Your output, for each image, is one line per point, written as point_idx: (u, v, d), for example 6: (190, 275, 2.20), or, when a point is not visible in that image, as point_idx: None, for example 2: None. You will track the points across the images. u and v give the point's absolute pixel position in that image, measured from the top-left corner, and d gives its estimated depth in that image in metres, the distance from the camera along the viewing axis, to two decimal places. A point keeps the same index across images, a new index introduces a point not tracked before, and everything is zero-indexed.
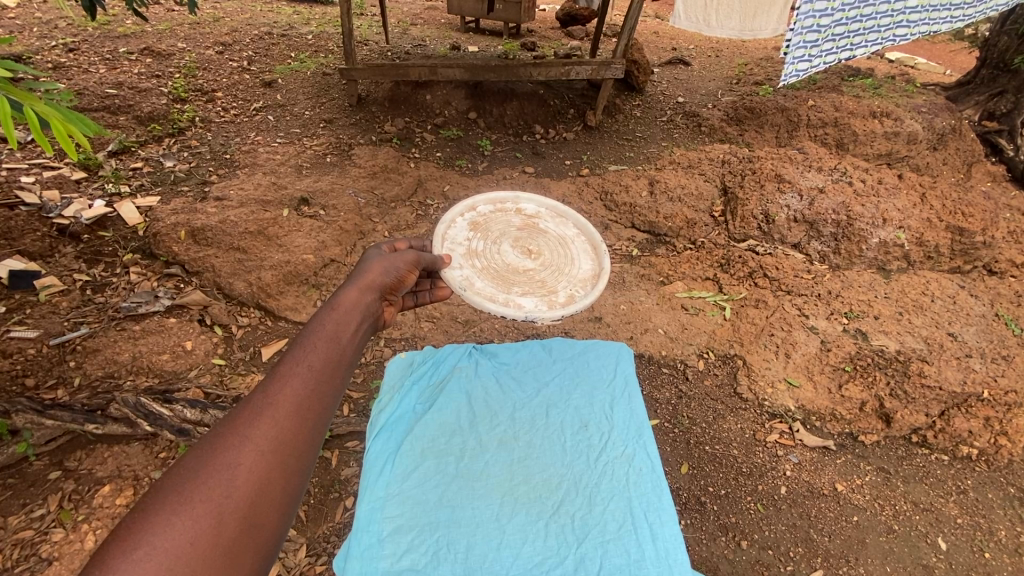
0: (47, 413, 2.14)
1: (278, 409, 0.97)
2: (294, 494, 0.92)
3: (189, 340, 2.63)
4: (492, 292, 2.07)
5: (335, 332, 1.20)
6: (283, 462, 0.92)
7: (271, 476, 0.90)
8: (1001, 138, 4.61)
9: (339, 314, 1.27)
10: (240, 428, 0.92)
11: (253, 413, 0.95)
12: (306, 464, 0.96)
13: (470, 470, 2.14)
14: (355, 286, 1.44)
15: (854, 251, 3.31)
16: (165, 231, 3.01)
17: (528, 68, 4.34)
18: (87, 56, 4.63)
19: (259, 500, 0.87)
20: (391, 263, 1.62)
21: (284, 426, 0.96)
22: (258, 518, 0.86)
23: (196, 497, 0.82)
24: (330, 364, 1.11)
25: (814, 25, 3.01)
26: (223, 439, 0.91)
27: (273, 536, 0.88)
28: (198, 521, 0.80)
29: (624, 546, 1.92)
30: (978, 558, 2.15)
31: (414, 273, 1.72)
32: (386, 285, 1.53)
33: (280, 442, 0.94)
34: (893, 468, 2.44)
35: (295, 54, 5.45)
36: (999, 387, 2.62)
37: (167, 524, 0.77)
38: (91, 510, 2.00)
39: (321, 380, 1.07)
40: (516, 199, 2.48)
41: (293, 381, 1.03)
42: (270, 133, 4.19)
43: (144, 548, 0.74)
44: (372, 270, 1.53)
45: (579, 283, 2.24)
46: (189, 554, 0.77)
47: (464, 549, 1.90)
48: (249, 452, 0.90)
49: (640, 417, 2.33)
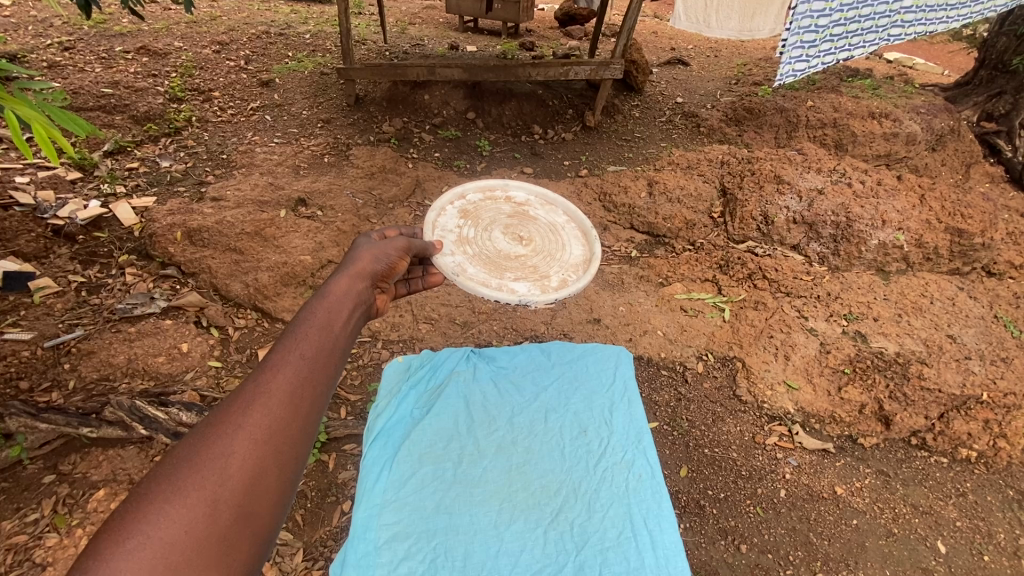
0: (41, 417, 2.10)
1: (270, 397, 0.95)
2: (289, 484, 0.91)
3: (184, 342, 2.60)
4: (483, 277, 2.05)
5: (329, 319, 1.18)
6: (278, 451, 0.91)
7: (266, 465, 0.89)
8: (1000, 139, 4.62)
9: (330, 303, 1.24)
10: (232, 417, 0.91)
11: (246, 400, 0.94)
12: (302, 451, 0.95)
13: (468, 477, 2.12)
14: (348, 273, 1.42)
15: (853, 253, 3.30)
16: (160, 232, 2.99)
17: (527, 68, 4.32)
18: (82, 55, 4.60)
19: (254, 490, 0.86)
20: (382, 252, 1.59)
21: (278, 415, 0.94)
22: (251, 507, 0.85)
23: (191, 485, 0.80)
24: (324, 351, 1.09)
25: (810, 24, 3.01)
26: (217, 427, 0.89)
27: (269, 523, 0.87)
28: (193, 511, 0.78)
29: (624, 553, 1.91)
30: (978, 562, 2.14)
31: (405, 261, 1.70)
32: (377, 274, 1.51)
33: (273, 431, 0.92)
34: (893, 471, 2.43)
35: (292, 54, 5.43)
36: (998, 390, 2.62)
37: (160, 514, 0.76)
38: (86, 515, 1.98)
39: (316, 367, 1.05)
40: (505, 187, 2.46)
41: (286, 368, 1.01)
42: (267, 134, 4.17)
43: (137, 538, 0.73)
44: (364, 257, 1.51)
45: (571, 268, 2.22)
46: (184, 543, 0.76)
47: (461, 557, 1.88)
48: (242, 440, 0.88)
49: (640, 422, 2.32)
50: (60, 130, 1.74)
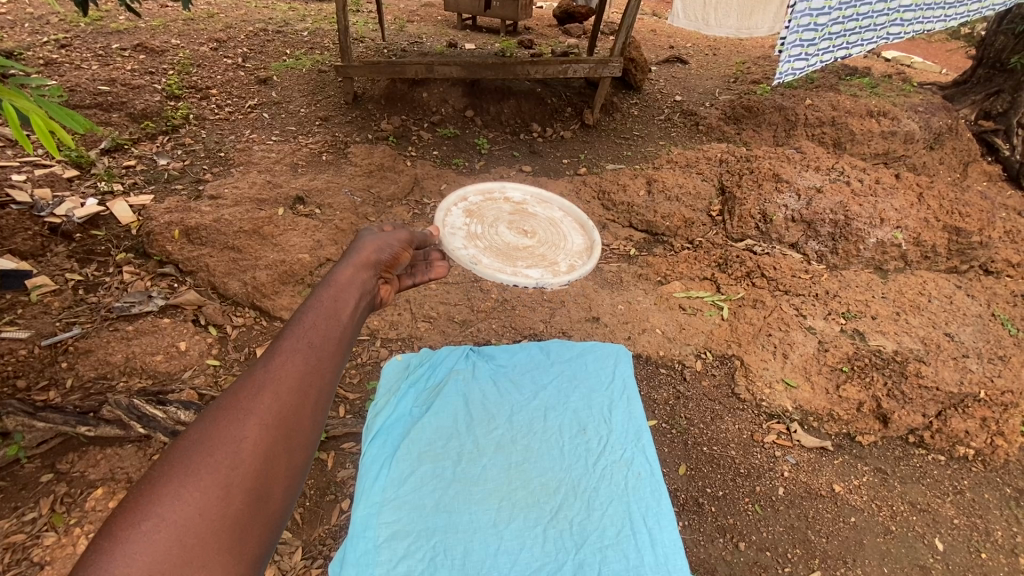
0: (39, 415, 2.10)
1: (280, 382, 0.95)
2: (299, 470, 0.91)
3: (182, 340, 2.60)
4: (496, 266, 2.04)
5: (335, 306, 1.17)
6: (289, 436, 0.91)
7: (277, 450, 0.88)
8: (997, 138, 4.62)
9: (337, 291, 1.24)
10: (243, 401, 0.90)
11: (255, 385, 0.93)
12: (312, 436, 0.94)
13: (467, 475, 2.11)
14: (353, 262, 1.42)
15: (851, 251, 3.31)
16: (158, 230, 2.99)
17: (525, 66, 4.31)
18: (79, 53, 4.58)
19: (266, 474, 0.85)
20: (385, 243, 1.59)
21: (288, 400, 0.93)
22: (263, 492, 0.84)
23: (203, 469, 0.80)
24: (333, 338, 1.09)
25: (810, 22, 3.01)
26: (228, 411, 0.89)
27: (280, 509, 0.86)
28: (206, 494, 0.78)
29: (623, 551, 1.91)
30: (975, 559, 2.14)
31: (408, 252, 1.70)
32: (381, 263, 1.51)
33: (283, 416, 0.91)
34: (890, 469, 2.44)
35: (290, 52, 5.41)
36: (996, 388, 2.62)
37: (174, 497, 0.76)
38: (84, 514, 1.97)
39: (324, 353, 1.04)
40: (502, 188, 2.47)
41: (294, 354, 1.00)
42: (264, 131, 4.15)
43: (152, 520, 0.74)
44: (368, 247, 1.51)
45: (577, 255, 2.24)
46: (198, 526, 0.76)
47: (460, 556, 1.88)
48: (253, 424, 0.88)
49: (639, 421, 2.32)
50: (59, 124, 1.74)
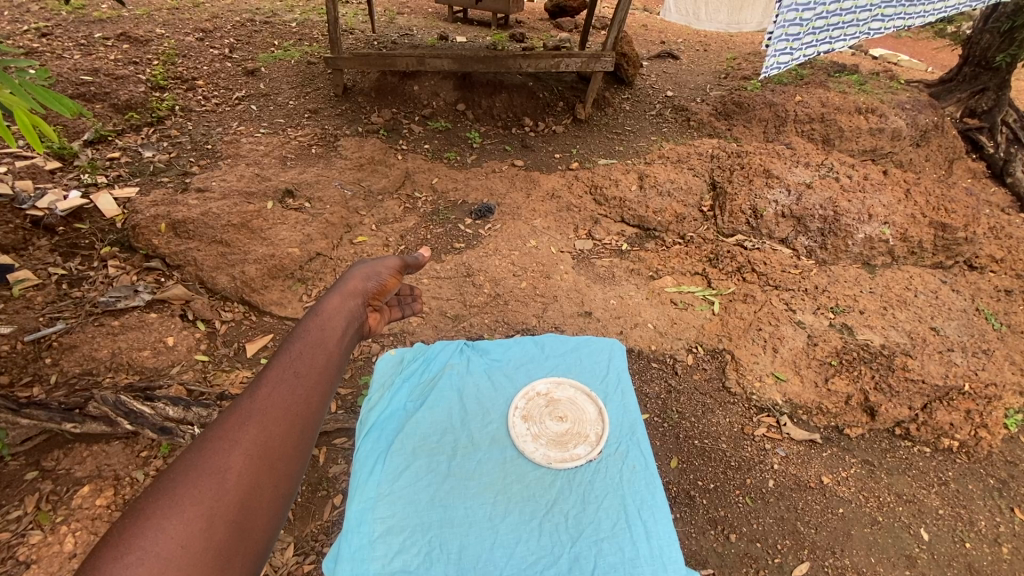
0: (23, 412, 2.05)
1: (264, 416, 1.03)
2: (283, 498, 0.97)
3: (170, 336, 2.56)
4: (552, 431, 2.15)
5: (319, 339, 1.27)
6: (271, 467, 0.98)
7: (260, 480, 0.95)
8: (981, 135, 4.73)
9: (321, 322, 1.34)
10: (229, 433, 0.98)
11: (239, 420, 1.01)
12: (295, 468, 1.01)
13: (462, 469, 2.03)
14: (339, 292, 1.52)
15: (840, 247, 3.34)
16: (144, 223, 2.93)
17: (517, 59, 4.27)
18: (60, 42, 4.47)
19: (249, 506, 0.92)
20: (373, 270, 1.70)
21: (273, 431, 1.02)
22: (245, 522, 0.90)
23: (187, 501, 0.86)
24: (316, 370, 1.18)
25: (795, 18, 3.02)
26: (213, 443, 0.96)
27: (263, 537, 0.92)
28: (189, 525, 0.84)
29: (618, 544, 1.84)
30: (960, 549, 2.19)
31: (395, 280, 1.80)
32: (367, 292, 1.61)
33: (266, 448, 0.99)
34: (877, 461, 2.48)
35: (278, 43, 5.32)
36: (980, 380, 2.68)
37: (157, 529, 0.82)
38: (70, 512, 1.93)
39: (310, 387, 1.14)
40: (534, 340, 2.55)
41: (279, 388, 1.09)
42: (252, 124, 4.09)
43: (135, 553, 0.78)
44: (355, 277, 1.62)
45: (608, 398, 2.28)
46: (182, 557, 0.81)
47: (457, 549, 1.81)
48: (237, 456, 0.95)
49: (633, 414, 2.22)
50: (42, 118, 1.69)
